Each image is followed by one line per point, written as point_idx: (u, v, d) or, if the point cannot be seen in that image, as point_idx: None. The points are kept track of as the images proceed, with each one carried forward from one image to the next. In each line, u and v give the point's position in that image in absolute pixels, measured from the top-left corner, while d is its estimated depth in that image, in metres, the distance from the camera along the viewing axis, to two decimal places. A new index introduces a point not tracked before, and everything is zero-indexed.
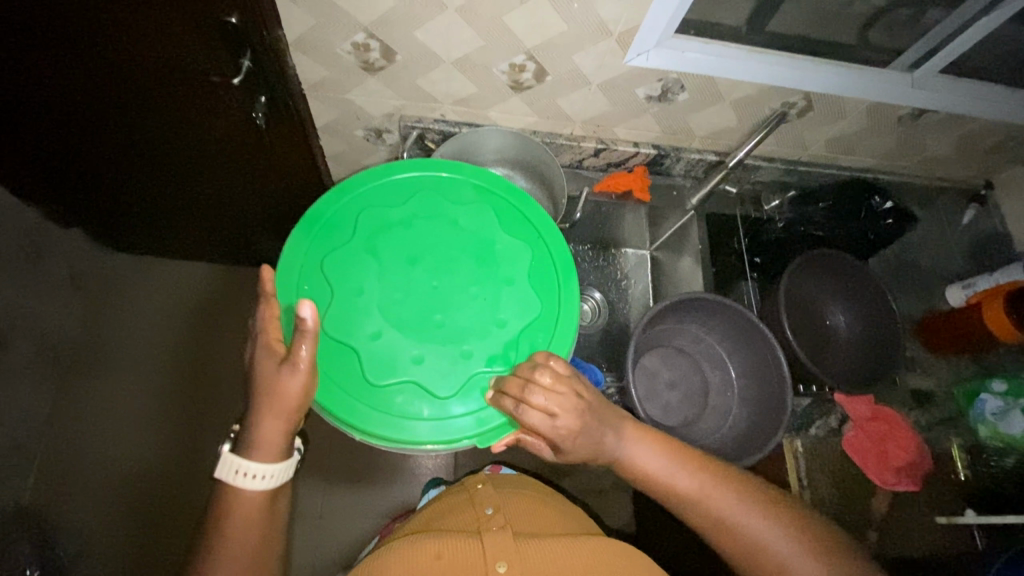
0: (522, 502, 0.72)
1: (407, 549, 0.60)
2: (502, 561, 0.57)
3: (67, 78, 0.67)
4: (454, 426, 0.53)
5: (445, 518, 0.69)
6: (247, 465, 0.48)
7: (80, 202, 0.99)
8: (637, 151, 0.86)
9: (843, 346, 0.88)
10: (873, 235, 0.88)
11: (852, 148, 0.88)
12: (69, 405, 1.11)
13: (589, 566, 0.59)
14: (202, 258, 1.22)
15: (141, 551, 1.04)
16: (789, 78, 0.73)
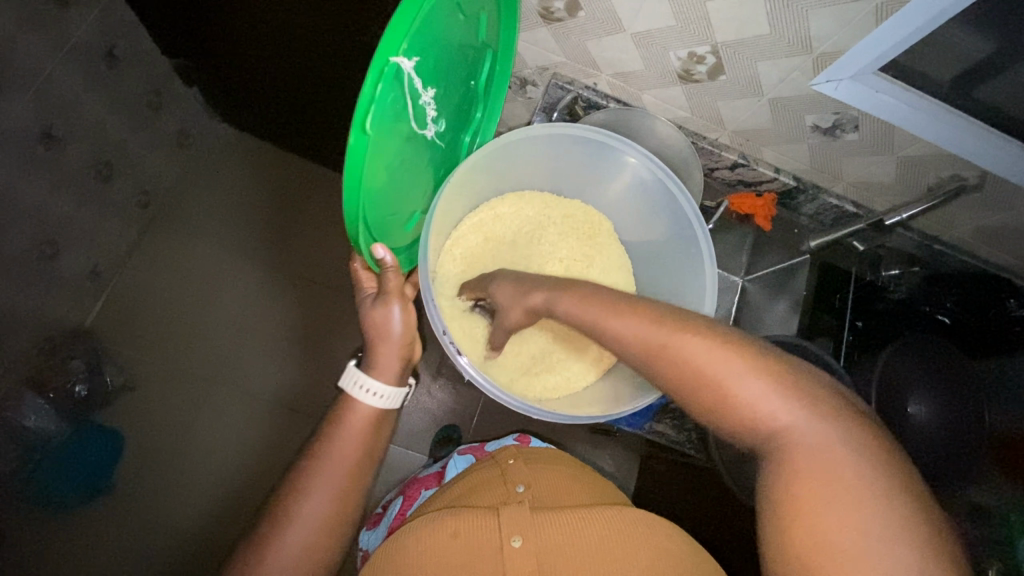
0: (548, 474, 0.73)
1: (424, 529, 0.63)
2: (516, 535, 0.60)
3: None
4: (393, 87, 0.48)
5: (474, 493, 0.70)
6: (367, 381, 0.62)
7: (232, 66, 1.11)
8: (775, 178, 0.82)
9: (931, 442, 0.79)
10: (992, 338, 0.80)
11: (998, 244, 0.83)
12: (144, 249, 1.32)
13: (605, 541, 0.61)
14: (326, 165, 1.39)
15: (167, 394, 1.26)
16: (974, 151, 0.68)
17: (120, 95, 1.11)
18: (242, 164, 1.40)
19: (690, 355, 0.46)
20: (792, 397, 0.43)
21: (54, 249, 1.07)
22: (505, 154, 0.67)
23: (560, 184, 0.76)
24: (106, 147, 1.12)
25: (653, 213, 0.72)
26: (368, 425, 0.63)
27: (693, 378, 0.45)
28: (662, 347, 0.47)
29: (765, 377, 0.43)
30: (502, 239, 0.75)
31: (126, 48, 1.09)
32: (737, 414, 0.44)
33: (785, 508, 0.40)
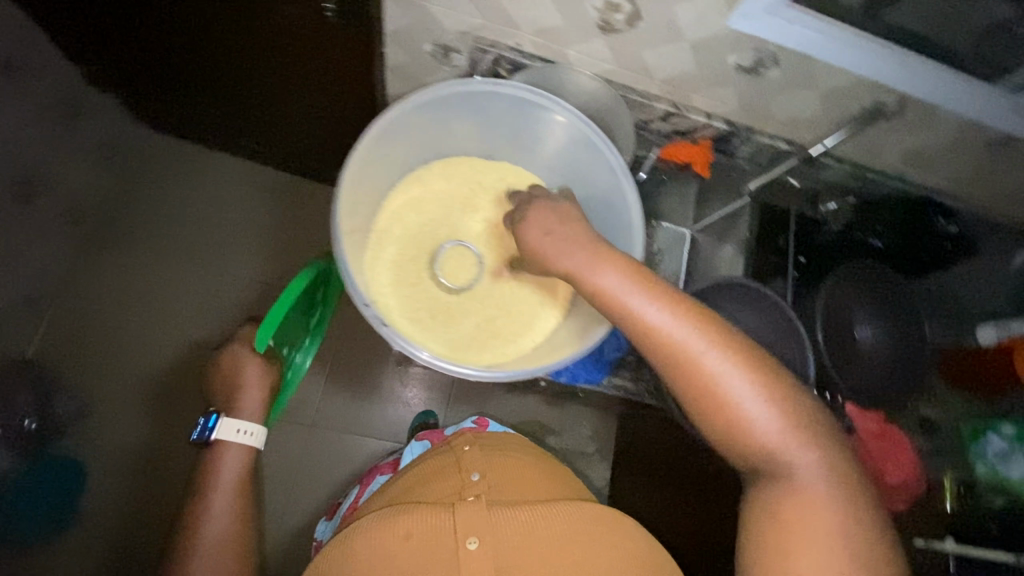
0: (500, 461, 0.73)
1: (371, 528, 0.62)
2: (472, 536, 0.60)
3: None
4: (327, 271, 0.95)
5: (429, 486, 0.69)
6: (242, 424, 0.77)
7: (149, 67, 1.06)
8: (707, 123, 0.83)
9: (877, 362, 0.82)
10: (927, 254, 0.85)
11: (928, 165, 0.84)
12: (80, 270, 1.24)
13: (557, 533, 0.61)
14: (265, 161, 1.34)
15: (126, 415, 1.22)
16: (890, 75, 0.69)
17: None
18: (173, 170, 1.34)
19: (705, 368, 0.51)
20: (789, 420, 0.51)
21: None
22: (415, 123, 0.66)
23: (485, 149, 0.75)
24: None
25: (579, 158, 0.71)
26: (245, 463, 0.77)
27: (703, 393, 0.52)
28: (684, 361, 0.51)
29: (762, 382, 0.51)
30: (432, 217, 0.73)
31: None
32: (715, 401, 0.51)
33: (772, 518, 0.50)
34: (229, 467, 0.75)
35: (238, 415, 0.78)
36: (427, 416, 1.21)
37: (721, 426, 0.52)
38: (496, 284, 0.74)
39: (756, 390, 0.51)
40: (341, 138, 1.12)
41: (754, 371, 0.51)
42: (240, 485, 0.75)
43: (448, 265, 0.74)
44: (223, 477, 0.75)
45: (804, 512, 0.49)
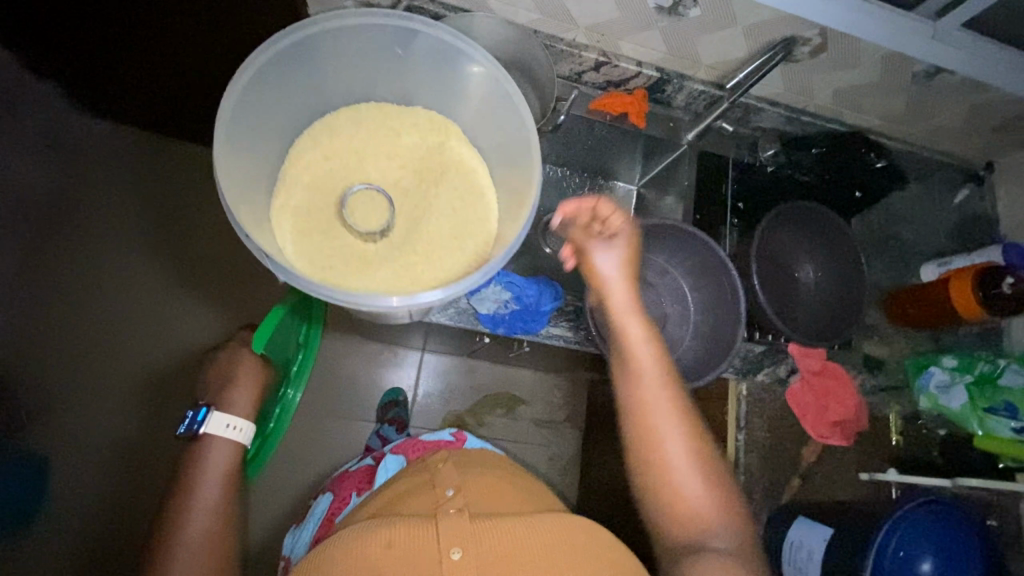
0: (481, 478, 0.66)
1: (345, 539, 0.55)
2: (456, 548, 0.52)
3: None
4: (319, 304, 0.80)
5: (404, 503, 0.62)
6: (233, 419, 0.70)
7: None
8: (638, 72, 0.82)
9: (822, 299, 0.86)
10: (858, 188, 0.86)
11: (860, 105, 0.84)
12: None
13: (553, 549, 0.53)
14: None
15: None
16: (805, 8, 0.69)
17: None
18: None
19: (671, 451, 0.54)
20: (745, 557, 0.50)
21: None
22: (320, 55, 0.57)
23: (409, 94, 0.63)
24: None
25: (505, 115, 0.60)
26: (231, 462, 0.69)
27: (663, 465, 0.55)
28: (648, 421, 0.56)
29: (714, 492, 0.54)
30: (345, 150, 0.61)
31: None
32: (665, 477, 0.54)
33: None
34: (216, 463, 0.68)
35: (229, 410, 0.71)
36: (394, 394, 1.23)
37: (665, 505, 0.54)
38: (419, 224, 0.59)
39: (699, 480, 0.54)
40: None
41: (713, 474, 0.54)
42: (228, 485, 0.68)
43: (361, 204, 0.58)
44: (208, 473, 0.67)
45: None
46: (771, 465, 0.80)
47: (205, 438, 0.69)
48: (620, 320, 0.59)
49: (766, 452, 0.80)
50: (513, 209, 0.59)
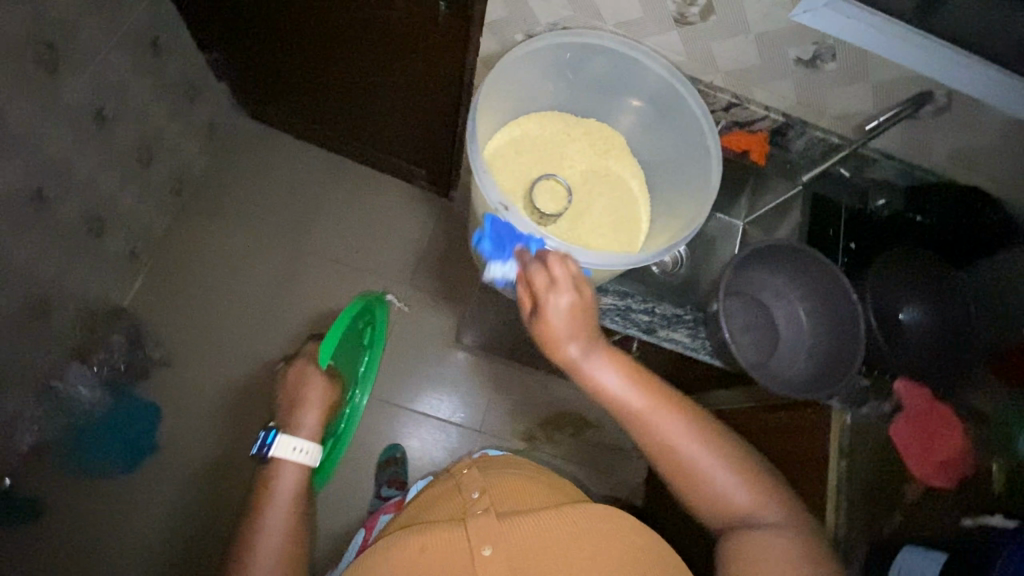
0: (504, 472, 0.74)
1: (391, 548, 0.62)
2: (487, 544, 0.60)
3: None
4: (369, 318, 1.09)
5: (433, 508, 0.69)
6: (299, 443, 0.84)
7: (269, 44, 1.24)
8: (766, 115, 0.91)
9: (924, 342, 0.88)
10: (976, 239, 0.90)
11: (974, 166, 0.90)
12: (182, 232, 1.44)
13: (578, 538, 0.61)
14: (347, 148, 1.54)
15: (199, 362, 1.36)
16: (940, 70, 0.76)
17: (162, 82, 1.22)
18: (263, 155, 1.54)
19: (668, 437, 0.62)
20: (765, 501, 0.62)
21: (99, 225, 1.19)
22: (526, 68, 0.67)
23: (587, 107, 0.74)
24: (148, 133, 1.23)
25: (676, 130, 0.70)
26: (299, 481, 0.83)
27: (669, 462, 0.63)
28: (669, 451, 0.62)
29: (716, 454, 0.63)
30: (534, 138, 0.71)
31: (173, 43, 1.22)
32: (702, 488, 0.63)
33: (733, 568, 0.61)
34: (286, 482, 0.82)
35: (296, 435, 0.85)
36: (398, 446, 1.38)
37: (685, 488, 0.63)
38: (590, 210, 0.70)
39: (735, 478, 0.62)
40: (424, 119, 1.30)
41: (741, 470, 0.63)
42: (293, 503, 0.81)
43: (546, 189, 0.68)
44: (280, 493, 0.81)
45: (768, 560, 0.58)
46: (873, 498, 0.83)
47: (276, 460, 0.83)
48: (596, 373, 0.62)
49: (868, 484, 0.83)
50: (672, 220, 0.69)
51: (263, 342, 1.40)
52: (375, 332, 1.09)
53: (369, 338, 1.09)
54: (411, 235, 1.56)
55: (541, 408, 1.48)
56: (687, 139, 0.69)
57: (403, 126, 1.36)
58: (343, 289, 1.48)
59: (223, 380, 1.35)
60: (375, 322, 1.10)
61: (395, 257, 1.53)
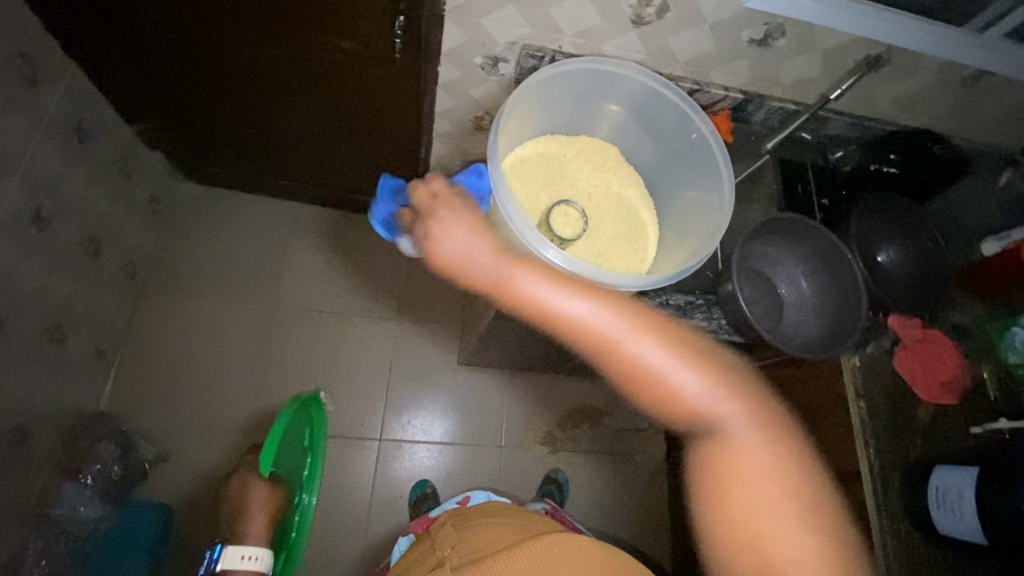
0: (480, 525, 0.86)
1: None
2: None
3: (257, 5, 0.89)
4: (305, 417, 1.06)
5: (415, 568, 0.83)
6: (248, 552, 0.92)
7: (209, 106, 1.17)
8: (726, 95, 0.95)
9: (904, 278, 0.95)
10: (935, 169, 1.01)
11: (913, 108, 0.98)
12: (143, 317, 1.35)
13: (531, 561, 0.70)
14: (301, 193, 1.49)
15: (197, 449, 1.28)
16: (878, 29, 0.83)
17: (94, 166, 1.13)
18: (213, 219, 1.46)
19: (640, 352, 0.58)
20: (752, 414, 0.58)
21: (60, 332, 1.10)
22: (519, 106, 0.67)
23: (582, 124, 0.76)
24: (92, 223, 1.14)
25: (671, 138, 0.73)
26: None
27: (642, 376, 0.58)
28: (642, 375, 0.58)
29: (699, 367, 0.59)
30: (542, 163, 0.72)
31: (97, 123, 1.13)
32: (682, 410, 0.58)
33: (712, 472, 0.58)
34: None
35: (245, 543, 0.94)
36: (424, 486, 1.34)
37: (644, 391, 0.59)
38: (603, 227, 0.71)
39: (710, 387, 0.58)
40: (384, 153, 1.28)
41: (712, 377, 0.59)
42: None
43: (560, 215, 0.69)
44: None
45: (747, 468, 0.56)
46: (896, 429, 0.91)
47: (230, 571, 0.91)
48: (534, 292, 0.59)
49: (888, 417, 0.91)
50: (685, 225, 0.72)
51: (263, 413, 1.34)
52: (311, 429, 1.05)
53: (310, 436, 1.04)
54: (388, 268, 1.52)
55: (556, 411, 1.50)
56: (682, 147, 0.72)
57: (359, 161, 1.32)
58: (333, 339, 1.44)
59: (225, 462, 1.28)
60: (313, 419, 1.06)
61: (376, 294, 1.50)
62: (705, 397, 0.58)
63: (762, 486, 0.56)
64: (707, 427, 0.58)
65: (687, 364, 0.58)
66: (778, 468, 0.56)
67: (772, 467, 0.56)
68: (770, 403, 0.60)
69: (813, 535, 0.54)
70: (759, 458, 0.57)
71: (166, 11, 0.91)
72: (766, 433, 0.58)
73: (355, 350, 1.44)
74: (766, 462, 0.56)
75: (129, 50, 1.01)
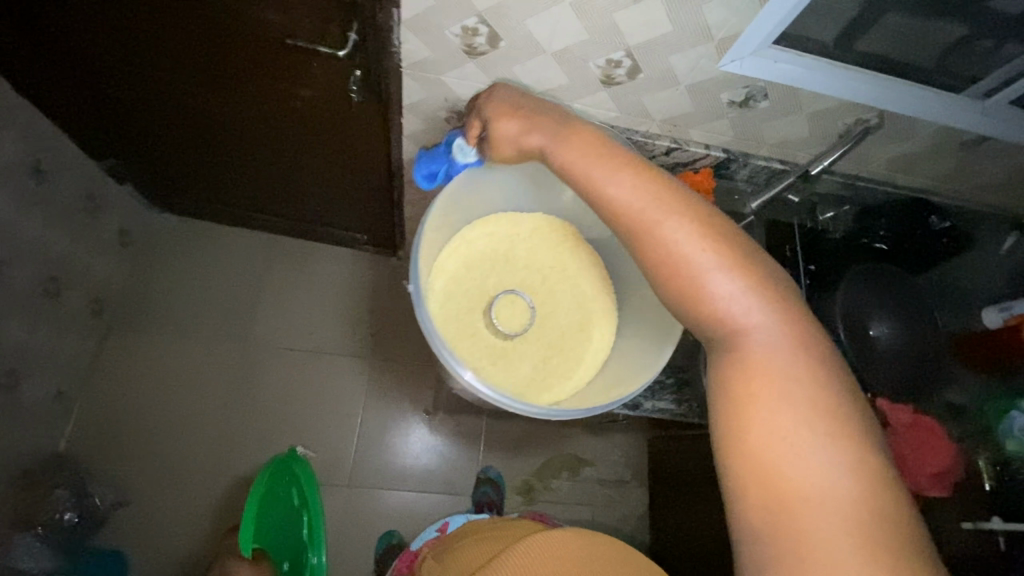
0: (461, 549, 0.88)
1: None
2: None
3: (210, 51, 0.85)
4: (292, 480, 0.99)
5: None
6: None
7: (178, 145, 1.14)
8: (707, 153, 0.89)
9: (894, 356, 0.86)
10: (935, 250, 0.93)
11: (910, 168, 0.91)
12: (109, 355, 1.32)
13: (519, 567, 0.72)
14: (276, 227, 1.45)
15: (159, 494, 1.25)
16: (867, 95, 0.76)
17: (54, 206, 1.10)
18: (185, 253, 1.42)
19: (675, 241, 0.48)
20: (787, 327, 0.47)
21: (13, 379, 1.06)
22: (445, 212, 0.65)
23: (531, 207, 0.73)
24: (52, 264, 1.12)
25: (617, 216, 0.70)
26: None
27: (673, 266, 0.48)
28: (671, 257, 0.48)
29: (740, 270, 0.48)
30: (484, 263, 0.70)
31: (58, 163, 1.10)
32: (713, 316, 0.48)
33: (728, 390, 0.46)
34: None
35: None
36: (390, 536, 1.30)
37: (669, 280, 0.48)
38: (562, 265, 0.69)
39: (749, 294, 0.47)
40: (357, 191, 1.23)
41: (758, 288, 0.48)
42: None
43: (506, 308, 0.68)
44: None
45: (772, 396, 0.44)
46: None
47: None
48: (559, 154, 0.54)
49: None
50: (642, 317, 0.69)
51: (228, 457, 1.30)
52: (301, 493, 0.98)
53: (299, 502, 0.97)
54: (364, 305, 1.47)
55: (534, 457, 1.44)
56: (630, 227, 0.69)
57: (332, 199, 1.28)
58: (303, 380, 1.39)
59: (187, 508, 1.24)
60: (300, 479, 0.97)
61: (350, 332, 1.45)
62: (742, 304, 0.47)
63: (786, 404, 0.43)
64: (729, 336, 0.47)
65: (732, 266, 0.48)
66: (817, 391, 0.44)
67: (804, 405, 0.43)
68: (814, 325, 0.48)
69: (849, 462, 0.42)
70: (788, 392, 0.44)
71: (118, 54, 0.88)
72: (800, 349, 0.46)
73: (327, 390, 1.40)
74: (796, 398, 0.44)
75: (85, 90, 0.98)
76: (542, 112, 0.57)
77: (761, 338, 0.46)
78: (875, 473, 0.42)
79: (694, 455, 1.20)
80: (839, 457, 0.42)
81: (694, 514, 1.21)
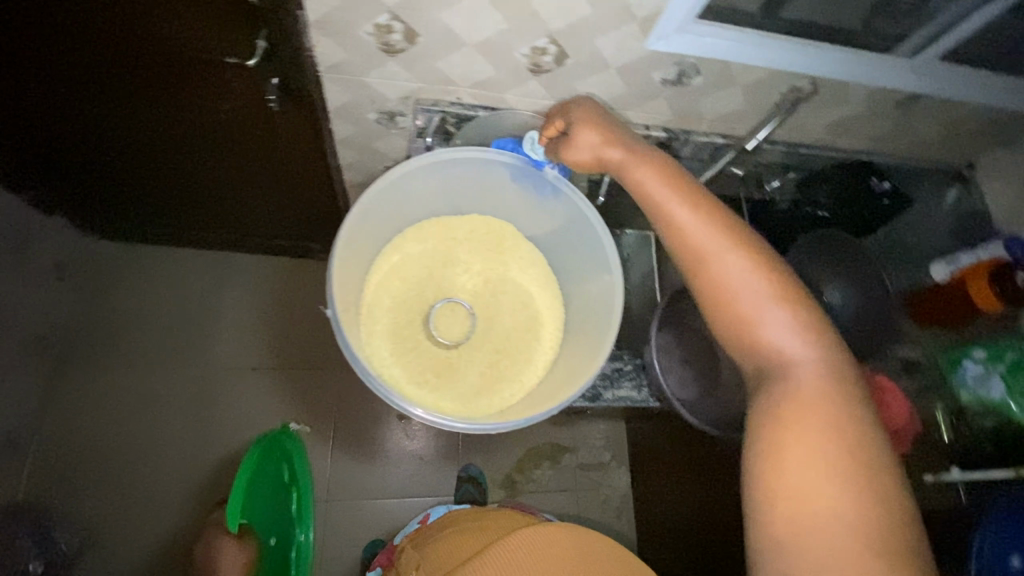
0: (439, 543, 0.87)
1: None
2: None
3: (114, 71, 0.80)
4: (279, 454, 1.03)
5: None
6: None
7: (105, 171, 1.08)
8: (647, 134, 0.88)
9: (848, 320, 0.88)
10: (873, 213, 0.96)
11: (850, 131, 0.91)
12: (59, 393, 1.26)
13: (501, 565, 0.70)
14: (223, 244, 1.40)
15: (127, 530, 1.21)
16: (798, 63, 0.75)
17: None
18: (129, 278, 1.37)
19: (728, 272, 0.54)
20: (832, 371, 0.51)
21: None
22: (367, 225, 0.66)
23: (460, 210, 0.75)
24: None
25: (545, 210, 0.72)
26: None
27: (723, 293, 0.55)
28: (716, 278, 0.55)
29: (794, 306, 0.53)
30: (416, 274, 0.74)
31: None
32: (764, 349, 0.53)
33: (770, 414, 0.50)
34: None
35: None
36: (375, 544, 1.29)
37: (715, 301, 0.55)
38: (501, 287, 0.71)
39: (793, 327, 0.53)
40: (300, 202, 1.19)
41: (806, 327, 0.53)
42: None
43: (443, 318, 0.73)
44: None
45: (800, 425, 0.48)
46: None
47: None
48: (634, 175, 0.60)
49: None
50: (586, 306, 0.71)
51: (197, 484, 1.26)
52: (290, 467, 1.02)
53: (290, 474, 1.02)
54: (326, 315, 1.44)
55: (513, 450, 1.43)
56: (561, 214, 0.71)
57: (277, 211, 1.24)
58: (268, 398, 1.35)
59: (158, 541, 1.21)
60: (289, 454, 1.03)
61: (313, 345, 1.41)
62: (786, 336, 0.52)
63: (813, 434, 0.47)
64: (776, 367, 0.52)
65: (784, 303, 0.54)
66: (845, 425, 0.48)
67: (828, 440, 0.47)
68: (855, 369, 0.52)
69: (866, 496, 0.45)
70: (818, 425, 0.48)
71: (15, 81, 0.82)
72: (840, 396, 0.50)
73: (295, 406, 1.36)
74: (824, 433, 0.47)
75: None
76: (621, 128, 0.63)
77: (804, 374, 0.51)
78: (880, 516, 0.44)
79: (668, 434, 1.21)
80: (852, 494, 0.45)
81: (672, 490, 1.23)
